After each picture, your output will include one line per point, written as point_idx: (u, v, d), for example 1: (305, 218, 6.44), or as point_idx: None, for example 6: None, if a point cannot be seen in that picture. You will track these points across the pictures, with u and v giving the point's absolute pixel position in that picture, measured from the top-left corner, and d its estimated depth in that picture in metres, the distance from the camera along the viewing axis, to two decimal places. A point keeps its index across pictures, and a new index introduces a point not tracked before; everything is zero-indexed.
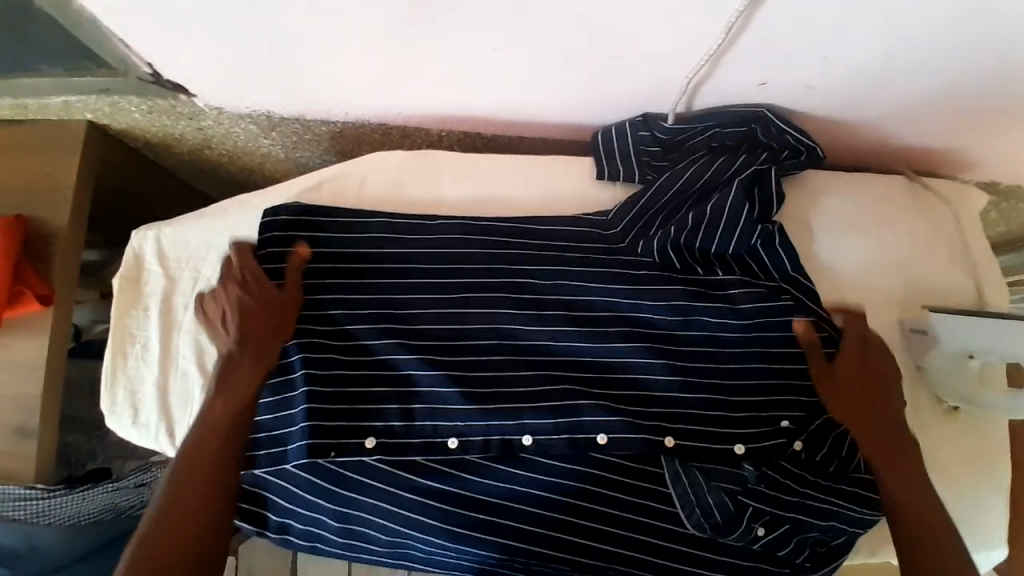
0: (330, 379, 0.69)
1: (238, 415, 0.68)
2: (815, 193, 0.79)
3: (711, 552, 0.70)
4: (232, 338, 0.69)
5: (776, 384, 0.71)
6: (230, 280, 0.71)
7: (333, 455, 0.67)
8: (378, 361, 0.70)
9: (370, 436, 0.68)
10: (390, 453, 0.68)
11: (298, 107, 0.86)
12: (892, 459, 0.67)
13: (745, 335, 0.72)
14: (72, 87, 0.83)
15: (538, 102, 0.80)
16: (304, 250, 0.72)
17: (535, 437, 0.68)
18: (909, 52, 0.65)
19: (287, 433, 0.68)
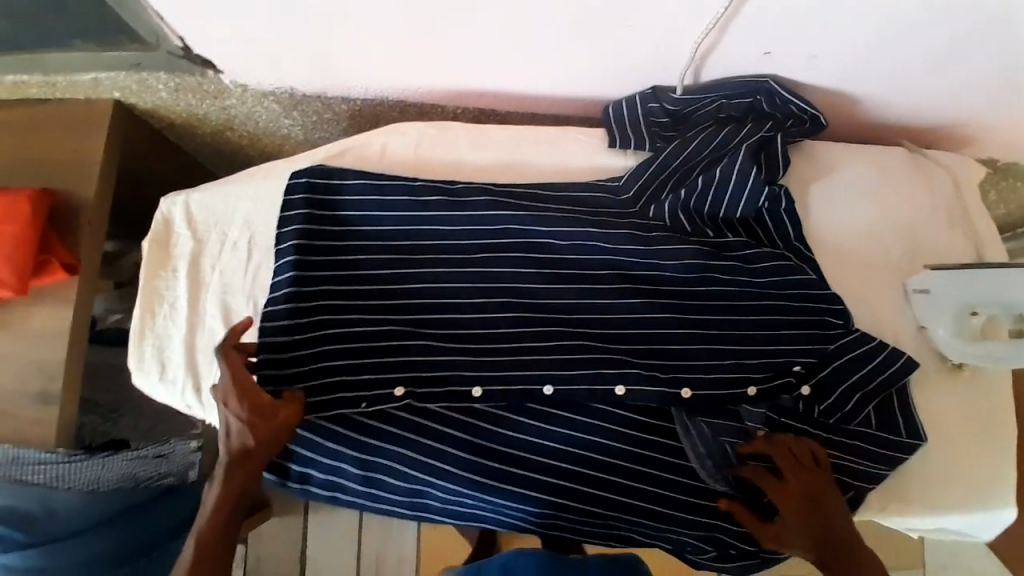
0: (361, 333, 0.73)
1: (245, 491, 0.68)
2: (821, 160, 0.82)
3: (718, 504, 0.73)
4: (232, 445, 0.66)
5: (783, 334, 0.75)
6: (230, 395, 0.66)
7: (363, 407, 0.71)
8: (404, 317, 0.74)
9: (398, 384, 0.72)
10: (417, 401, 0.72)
11: (320, 83, 0.90)
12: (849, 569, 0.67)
13: (756, 291, 0.76)
14: (104, 61, 0.87)
15: (552, 77, 0.83)
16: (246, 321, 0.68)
17: (556, 387, 0.72)
18: (911, 20, 0.68)
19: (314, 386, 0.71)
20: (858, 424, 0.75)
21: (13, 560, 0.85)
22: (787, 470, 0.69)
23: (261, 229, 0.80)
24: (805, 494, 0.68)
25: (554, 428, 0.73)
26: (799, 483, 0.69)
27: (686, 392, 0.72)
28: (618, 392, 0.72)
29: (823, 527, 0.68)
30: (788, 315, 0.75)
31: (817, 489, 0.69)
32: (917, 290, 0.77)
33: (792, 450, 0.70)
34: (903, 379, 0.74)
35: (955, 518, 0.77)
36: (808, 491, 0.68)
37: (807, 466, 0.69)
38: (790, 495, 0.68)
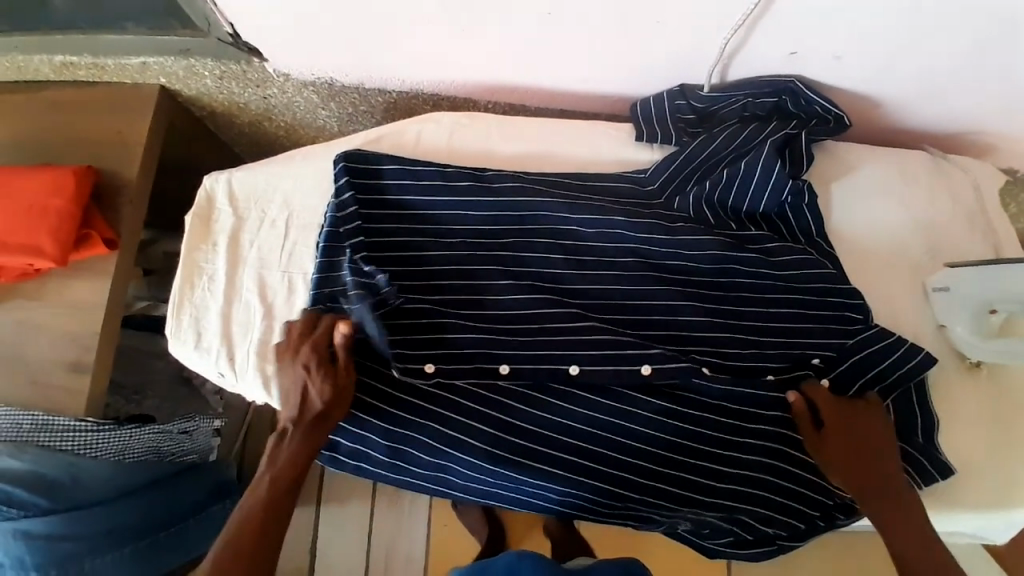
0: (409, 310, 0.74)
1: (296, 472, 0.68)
2: (845, 159, 0.85)
3: (739, 487, 0.75)
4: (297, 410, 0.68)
5: (804, 326, 0.76)
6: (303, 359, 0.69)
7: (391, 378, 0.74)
8: (441, 295, 0.76)
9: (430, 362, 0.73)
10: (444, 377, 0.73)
11: (359, 74, 0.93)
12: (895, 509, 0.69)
13: (777, 283, 0.77)
14: (155, 46, 0.91)
15: (584, 73, 0.86)
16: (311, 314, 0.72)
17: (581, 367, 0.74)
18: (934, 24, 0.70)
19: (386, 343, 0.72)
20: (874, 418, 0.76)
21: (34, 524, 0.85)
22: (841, 400, 0.73)
23: (300, 209, 0.83)
24: (857, 424, 0.72)
25: (578, 410, 0.74)
26: (852, 414, 0.72)
27: (706, 373, 0.74)
28: (644, 371, 0.73)
29: (870, 459, 0.70)
30: (809, 308, 0.77)
31: (867, 424, 0.72)
32: (937, 288, 0.79)
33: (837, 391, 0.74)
34: (923, 373, 0.75)
35: (970, 515, 0.77)
36: (860, 424, 0.72)
37: (860, 405, 0.73)
38: (843, 422, 0.72)
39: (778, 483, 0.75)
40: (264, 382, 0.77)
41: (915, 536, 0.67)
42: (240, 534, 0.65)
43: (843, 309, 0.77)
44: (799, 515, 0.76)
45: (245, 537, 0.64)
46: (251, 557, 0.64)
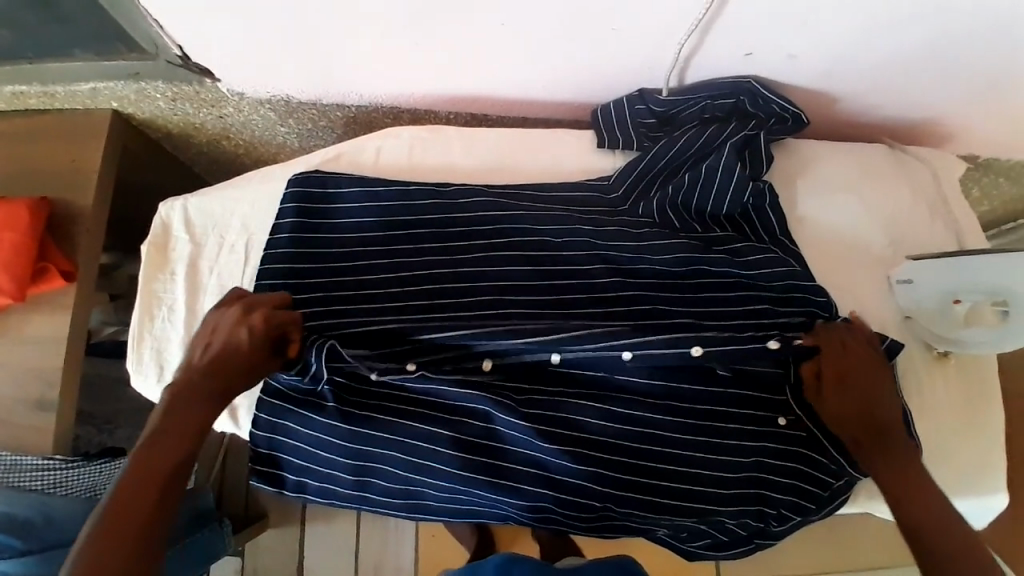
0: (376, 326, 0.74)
1: (188, 436, 0.62)
2: (802, 159, 0.85)
3: (711, 492, 0.74)
4: (202, 362, 0.65)
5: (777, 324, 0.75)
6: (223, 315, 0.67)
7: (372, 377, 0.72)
8: (414, 308, 0.75)
9: (409, 361, 0.73)
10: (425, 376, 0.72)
11: (315, 90, 0.91)
12: (913, 483, 0.66)
13: (745, 286, 0.76)
14: (104, 71, 0.89)
15: (542, 81, 0.85)
16: (241, 293, 0.69)
17: (563, 356, 0.73)
18: (880, 20, 0.71)
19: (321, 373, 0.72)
20: None
21: (10, 566, 0.84)
22: (850, 353, 0.70)
23: (258, 232, 0.80)
24: (869, 385, 0.69)
25: (544, 429, 0.72)
26: (862, 369, 0.70)
27: (695, 351, 0.71)
28: (625, 358, 0.72)
29: (883, 420, 0.68)
30: (772, 310, 0.75)
31: (875, 369, 0.70)
32: (900, 281, 0.80)
33: (850, 344, 0.71)
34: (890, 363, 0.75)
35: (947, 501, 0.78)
36: (872, 387, 0.69)
37: (871, 348, 0.71)
38: (851, 382, 0.69)
39: (750, 481, 0.74)
40: (230, 412, 0.75)
41: (937, 510, 0.64)
42: (122, 503, 0.57)
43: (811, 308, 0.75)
44: (773, 512, 0.75)
45: (128, 510, 0.57)
46: (128, 550, 0.56)
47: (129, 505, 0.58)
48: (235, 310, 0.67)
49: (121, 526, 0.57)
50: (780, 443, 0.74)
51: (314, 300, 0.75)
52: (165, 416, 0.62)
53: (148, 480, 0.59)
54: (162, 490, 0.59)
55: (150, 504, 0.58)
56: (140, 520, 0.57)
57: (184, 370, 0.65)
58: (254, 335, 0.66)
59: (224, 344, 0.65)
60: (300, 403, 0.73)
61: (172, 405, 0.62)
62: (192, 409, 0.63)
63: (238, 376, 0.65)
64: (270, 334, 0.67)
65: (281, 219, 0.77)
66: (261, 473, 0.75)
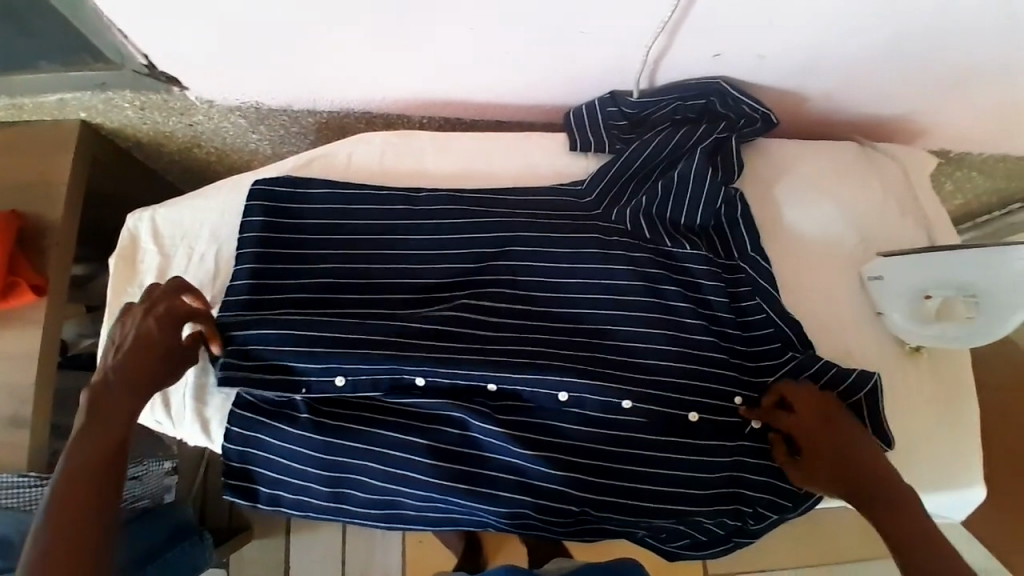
0: (339, 341, 0.72)
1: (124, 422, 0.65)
2: (772, 158, 0.85)
3: (689, 493, 0.74)
4: (120, 360, 0.67)
5: (734, 362, 0.77)
6: (134, 313, 0.69)
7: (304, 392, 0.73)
8: (387, 312, 0.76)
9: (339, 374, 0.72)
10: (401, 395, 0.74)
11: (285, 96, 0.90)
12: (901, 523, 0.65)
13: (696, 314, 0.77)
14: (70, 82, 0.87)
15: (513, 84, 0.85)
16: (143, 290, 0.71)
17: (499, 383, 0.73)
18: (846, 20, 0.72)
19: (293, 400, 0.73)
20: None
21: None
22: (800, 413, 0.71)
23: (227, 242, 0.79)
24: (831, 442, 0.70)
25: (520, 435, 0.73)
26: (819, 426, 0.71)
27: (627, 403, 0.74)
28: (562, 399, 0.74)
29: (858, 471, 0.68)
30: (726, 341, 0.78)
31: (832, 422, 0.71)
32: (871, 277, 0.80)
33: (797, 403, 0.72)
34: (854, 395, 0.75)
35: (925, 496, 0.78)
36: (835, 443, 0.70)
37: (824, 402, 0.72)
38: (816, 443, 0.70)
39: (726, 480, 0.75)
40: (202, 425, 0.74)
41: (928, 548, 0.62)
42: (73, 496, 0.60)
43: (768, 339, 0.78)
44: (750, 510, 0.76)
45: (79, 501, 0.60)
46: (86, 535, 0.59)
47: (79, 499, 0.60)
48: (138, 311, 0.69)
49: (76, 516, 0.59)
50: (753, 443, 0.76)
51: (281, 301, 0.75)
52: (95, 411, 0.64)
53: (89, 470, 0.61)
54: (107, 475, 0.62)
55: (100, 491, 0.61)
56: (93, 507, 0.60)
57: (103, 372, 0.67)
58: (164, 323, 0.69)
59: (145, 337, 0.68)
60: (274, 416, 0.73)
61: (100, 402, 0.65)
62: (124, 399, 0.66)
63: (161, 363, 0.69)
64: (178, 322, 0.70)
65: (245, 232, 0.76)
66: (235, 487, 0.74)
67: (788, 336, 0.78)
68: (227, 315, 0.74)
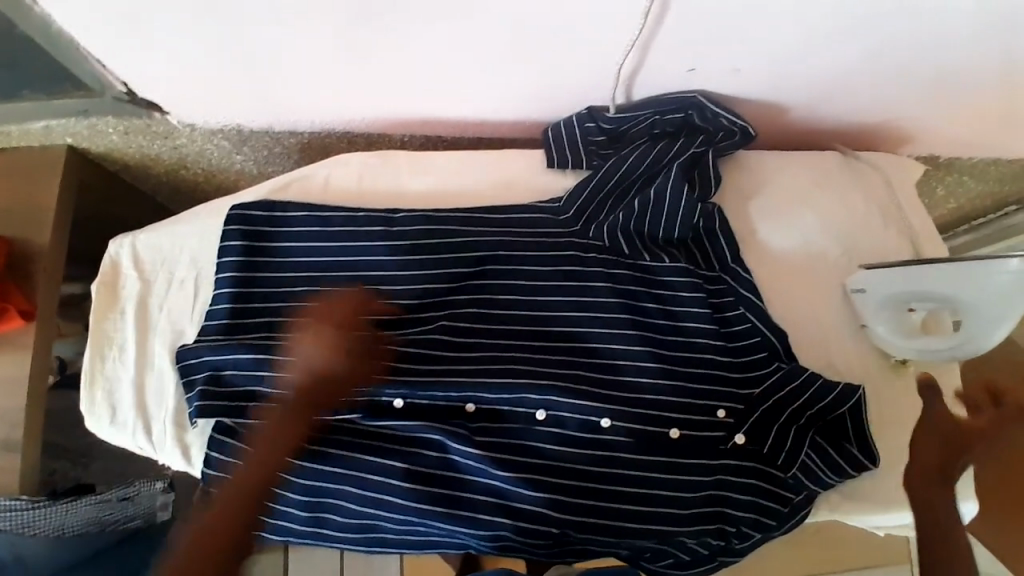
0: None
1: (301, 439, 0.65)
2: (753, 169, 0.84)
3: (671, 513, 0.73)
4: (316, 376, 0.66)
5: (719, 374, 0.76)
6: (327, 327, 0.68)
7: None
8: None
9: None
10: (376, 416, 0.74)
11: (265, 119, 0.91)
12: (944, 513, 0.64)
13: (674, 324, 0.77)
14: (54, 110, 0.88)
15: (490, 102, 0.85)
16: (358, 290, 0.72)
17: (479, 404, 0.75)
18: (818, 31, 0.71)
19: None
20: (801, 461, 0.74)
21: None
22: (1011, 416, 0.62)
23: (207, 267, 0.80)
24: (985, 441, 0.64)
25: (499, 456, 0.73)
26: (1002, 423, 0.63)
27: (605, 422, 0.74)
28: (539, 417, 0.75)
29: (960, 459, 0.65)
30: (709, 353, 0.76)
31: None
32: (854, 290, 0.79)
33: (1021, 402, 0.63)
34: (839, 408, 0.75)
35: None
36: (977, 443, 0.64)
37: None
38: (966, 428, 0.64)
39: (710, 499, 0.74)
40: (182, 451, 0.75)
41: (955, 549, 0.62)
42: (222, 515, 0.60)
43: (751, 352, 0.77)
44: (733, 529, 0.74)
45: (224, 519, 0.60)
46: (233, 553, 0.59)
47: (238, 514, 0.61)
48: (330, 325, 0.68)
49: (219, 537, 0.59)
50: (738, 459, 0.74)
51: (261, 325, 0.75)
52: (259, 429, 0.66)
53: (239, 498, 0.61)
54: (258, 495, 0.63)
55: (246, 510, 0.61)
56: (232, 528, 0.60)
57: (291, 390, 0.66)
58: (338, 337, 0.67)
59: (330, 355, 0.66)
60: (251, 442, 0.73)
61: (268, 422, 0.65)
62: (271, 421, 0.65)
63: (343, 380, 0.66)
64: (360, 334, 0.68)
65: (224, 258, 0.76)
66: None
67: (775, 345, 0.77)
68: (205, 339, 0.74)
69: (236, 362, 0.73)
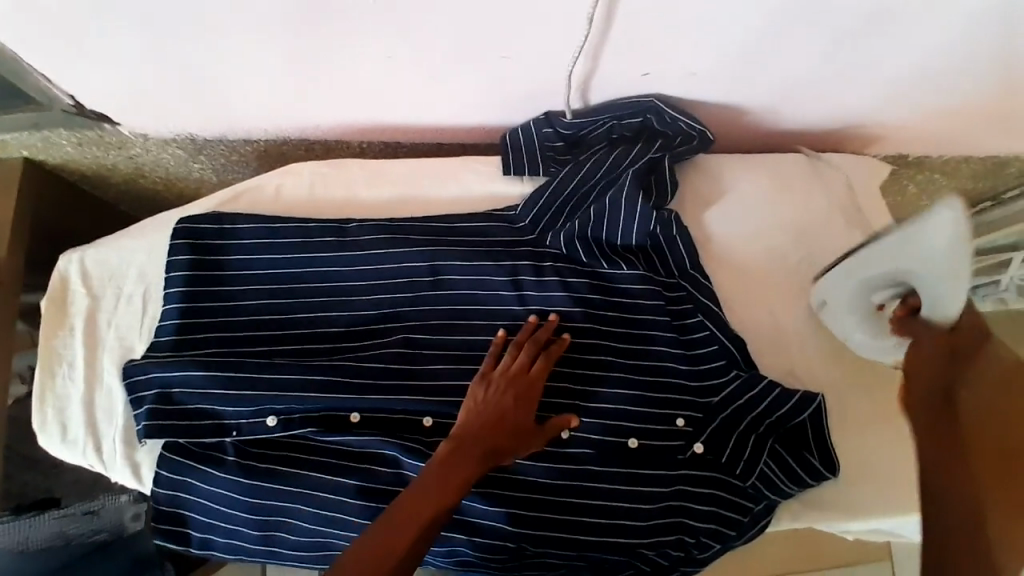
0: (269, 381, 0.71)
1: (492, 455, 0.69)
2: (715, 172, 0.83)
3: (629, 525, 0.72)
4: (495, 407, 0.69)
5: (689, 382, 0.75)
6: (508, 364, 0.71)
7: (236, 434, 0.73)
8: (316, 350, 0.75)
9: (272, 415, 0.72)
10: (325, 430, 0.73)
11: (218, 127, 0.89)
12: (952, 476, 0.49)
13: (626, 331, 0.76)
14: (4, 124, 0.87)
15: (444, 108, 0.83)
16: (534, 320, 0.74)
17: (436, 419, 0.73)
18: (769, 32, 0.69)
19: (223, 442, 0.73)
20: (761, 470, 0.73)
21: None
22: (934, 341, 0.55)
23: (157, 282, 0.79)
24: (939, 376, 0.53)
25: None
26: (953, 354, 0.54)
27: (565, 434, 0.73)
28: None
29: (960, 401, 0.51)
30: (668, 362, 0.76)
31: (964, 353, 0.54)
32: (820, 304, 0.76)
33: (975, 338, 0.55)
34: (799, 416, 0.73)
35: (887, 519, 0.75)
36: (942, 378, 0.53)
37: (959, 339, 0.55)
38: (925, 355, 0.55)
39: (669, 510, 0.72)
40: (133, 470, 0.74)
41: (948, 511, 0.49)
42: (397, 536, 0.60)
43: (710, 360, 0.76)
44: (693, 540, 0.73)
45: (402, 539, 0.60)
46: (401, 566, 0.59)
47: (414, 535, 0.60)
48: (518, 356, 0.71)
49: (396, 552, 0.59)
50: (697, 469, 0.73)
51: (209, 341, 0.75)
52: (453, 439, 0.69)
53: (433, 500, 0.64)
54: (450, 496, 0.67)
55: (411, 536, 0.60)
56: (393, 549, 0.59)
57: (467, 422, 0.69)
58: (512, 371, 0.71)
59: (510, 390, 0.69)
60: (201, 459, 0.72)
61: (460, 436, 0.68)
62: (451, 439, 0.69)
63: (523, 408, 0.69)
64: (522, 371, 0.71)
65: (172, 273, 0.75)
66: (165, 532, 0.73)
67: (733, 353, 0.75)
68: (154, 356, 0.73)
69: (186, 380, 0.72)
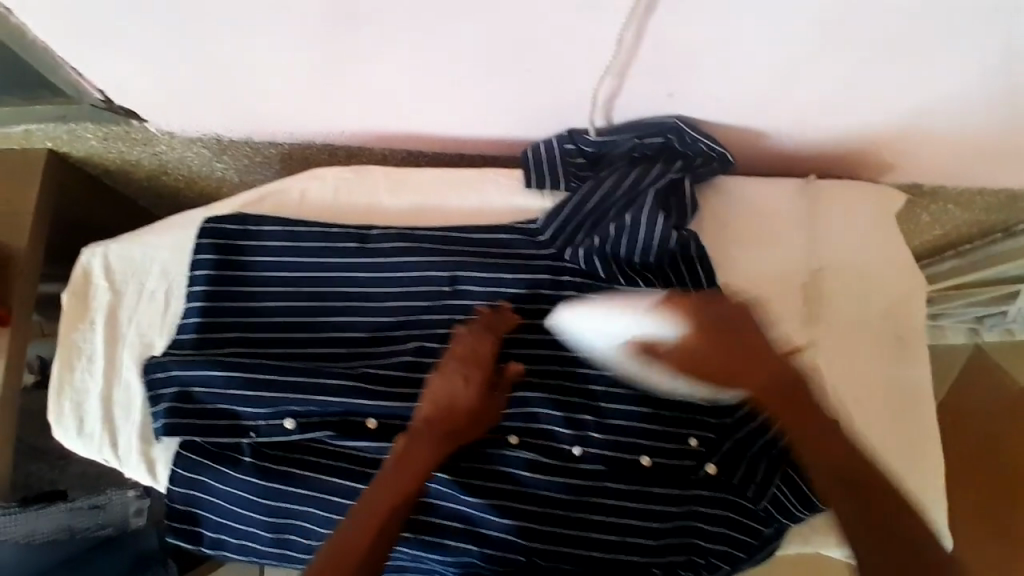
0: (289, 384, 0.72)
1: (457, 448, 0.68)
2: (734, 194, 0.84)
3: (640, 543, 0.72)
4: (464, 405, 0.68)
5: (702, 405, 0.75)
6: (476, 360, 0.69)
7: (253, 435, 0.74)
8: (333, 355, 0.76)
9: (289, 418, 0.73)
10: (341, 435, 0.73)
11: (243, 129, 0.90)
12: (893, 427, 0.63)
13: None
14: (33, 115, 0.88)
15: (469, 119, 0.84)
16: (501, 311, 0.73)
17: None
18: (795, 60, 0.71)
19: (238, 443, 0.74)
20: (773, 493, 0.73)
21: None
22: None
23: (179, 279, 0.80)
24: None
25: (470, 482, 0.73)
26: None
27: (576, 450, 0.75)
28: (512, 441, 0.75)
29: None
30: None
31: None
32: None
33: None
34: None
35: None
36: None
37: None
38: None
39: (679, 529, 0.73)
40: (148, 466, 0.75)
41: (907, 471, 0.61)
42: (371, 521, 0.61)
43: None
44: (703, 561, 0.74)
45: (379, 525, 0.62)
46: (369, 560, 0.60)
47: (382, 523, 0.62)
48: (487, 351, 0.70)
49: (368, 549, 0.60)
50: (709, 489, 0.74)
51: (229, 341, 0.75)
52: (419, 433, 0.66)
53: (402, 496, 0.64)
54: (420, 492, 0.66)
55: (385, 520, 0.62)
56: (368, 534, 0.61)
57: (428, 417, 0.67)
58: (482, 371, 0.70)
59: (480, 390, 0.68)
60: (217, 459, 0.73)
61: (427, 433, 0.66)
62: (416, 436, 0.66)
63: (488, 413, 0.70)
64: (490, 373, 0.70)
65: (195, 272, 0.76)
66: (179, 529, 0.74)
67: None
68: (175, 353, 0.74)
69: (206, 379, 0.72)
